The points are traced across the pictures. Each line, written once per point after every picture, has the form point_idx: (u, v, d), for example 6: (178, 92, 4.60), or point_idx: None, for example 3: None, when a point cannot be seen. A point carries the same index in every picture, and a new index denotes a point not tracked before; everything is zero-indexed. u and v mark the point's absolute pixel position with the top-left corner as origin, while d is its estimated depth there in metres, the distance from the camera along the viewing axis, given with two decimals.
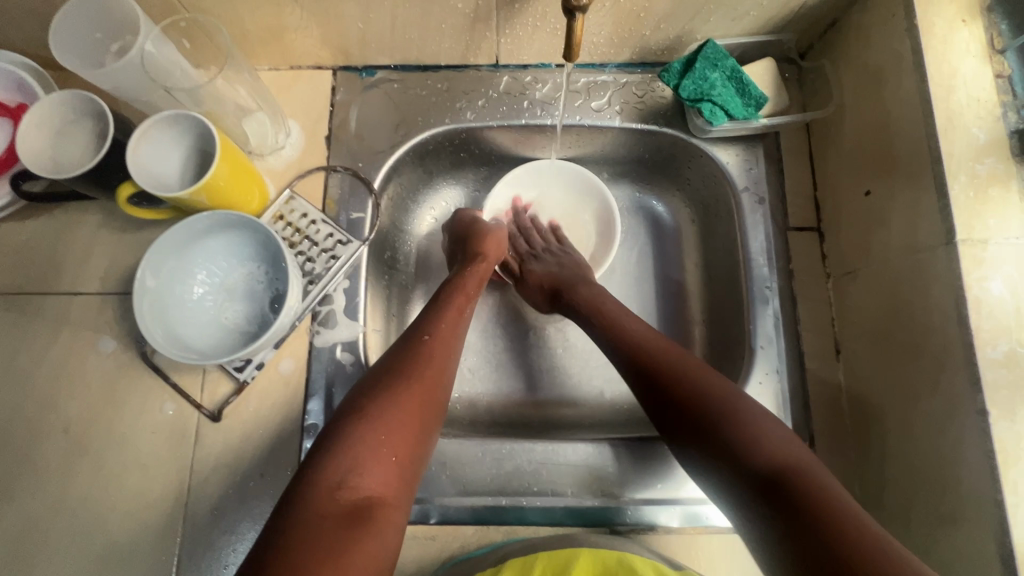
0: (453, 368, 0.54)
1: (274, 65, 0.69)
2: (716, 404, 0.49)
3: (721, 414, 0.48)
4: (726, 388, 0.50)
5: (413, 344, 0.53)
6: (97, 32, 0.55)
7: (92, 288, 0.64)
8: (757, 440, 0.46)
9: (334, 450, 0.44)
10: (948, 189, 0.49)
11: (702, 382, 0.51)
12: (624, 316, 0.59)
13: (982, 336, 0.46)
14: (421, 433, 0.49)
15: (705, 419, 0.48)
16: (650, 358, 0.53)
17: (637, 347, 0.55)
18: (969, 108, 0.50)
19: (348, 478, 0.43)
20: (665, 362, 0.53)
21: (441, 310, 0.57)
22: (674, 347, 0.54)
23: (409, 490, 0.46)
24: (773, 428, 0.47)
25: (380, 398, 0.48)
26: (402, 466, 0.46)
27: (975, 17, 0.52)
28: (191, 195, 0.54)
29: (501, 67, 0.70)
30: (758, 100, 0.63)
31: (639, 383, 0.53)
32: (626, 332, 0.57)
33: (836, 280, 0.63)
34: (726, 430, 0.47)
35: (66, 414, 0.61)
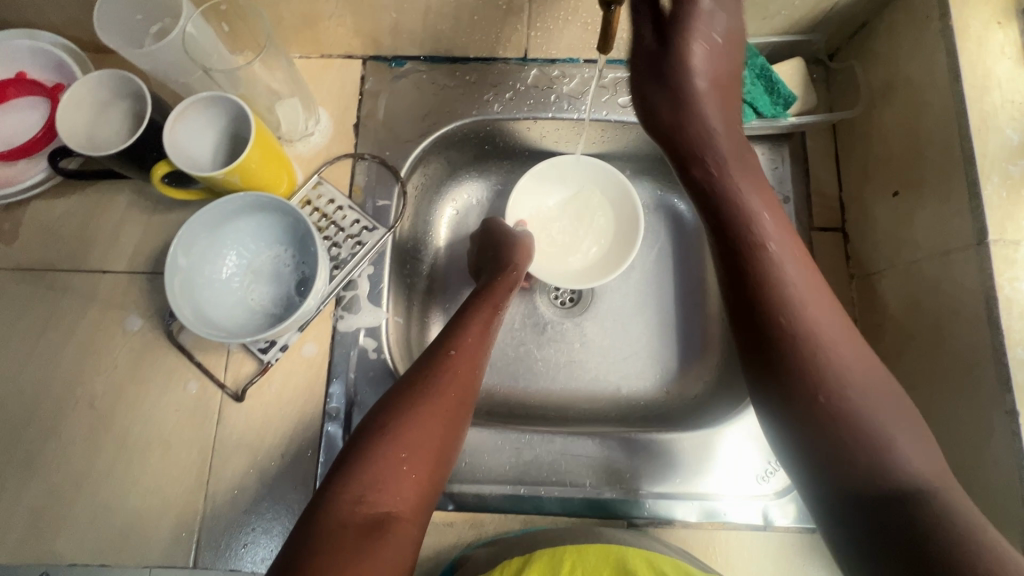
0: (478, 383, 0.55)
1: (305, 54, 0.70)
2: (867, 406, 0.42)
3: (866, 419, 0.42)
4: (874, 384, 0.43)
5: (439, 359, 0.54)
6: (137, 15, 0.56)
7: (121, 267, 0.65)
8: (901, 457, 0.40)
9: (355, 463, 0.46)
10: (980, 190, 0.49)
11: (854, 372, 0.43)
12: (782, 252, 0.48)
13: (1013, 337, 0.46)
14: (443, 448, 0.49)
15: (850, 422, 0.41)
16: (799, 322, 0.44)
17: (792, 297, 0.45)
18: (1004, 109, 0.50)
19: (368, 493, 0.44)
20: (814, 332, 0.44)
21: (467, 325, 0.57)
22: (827, 316, 0.45)
23: (428, 504, 0.47)
24: (920, 445, 0.41)
25: (402, 413, 0.49)
26: (422, 481, 0.47)
27: (1010, 19, 0.52)
28: (224, 175, 0.55)
29: (530, 61, 0.70)
30: (788, 98, 0.63)
31: (781, 340, 0.44)
32: (780, 276, 0.46)
33: (861, 280, 0.63)
34: (869, 436, 0.41)
35: (92, 389, 0.62)
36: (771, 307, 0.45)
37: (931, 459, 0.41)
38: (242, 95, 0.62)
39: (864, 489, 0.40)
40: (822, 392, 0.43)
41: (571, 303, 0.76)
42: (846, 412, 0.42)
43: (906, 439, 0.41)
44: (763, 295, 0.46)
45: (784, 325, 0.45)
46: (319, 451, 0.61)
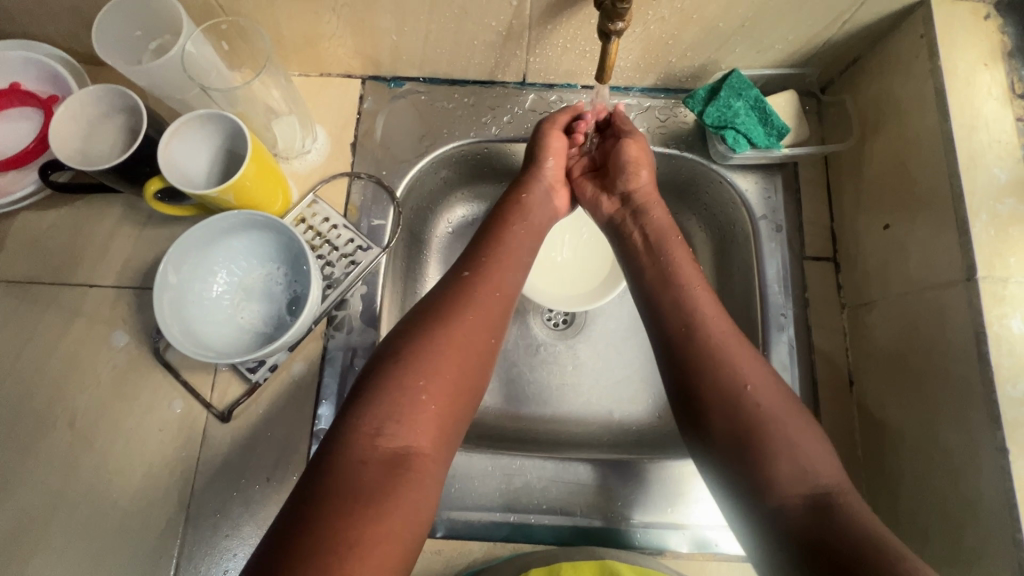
0: (502, 303, 0.53)
1: (305, 72, 0.70)
2: (765, 400, 0.47)
3: (768, 419, 0.46)
4: (773, 387, 0.48)
5: (453, 283, 0.53)
6: (137, 31, 0.56)
7: (109, 281, 0.64)
8: (799, 452, 0.44)
9: (372, 396, 0.45)
10: (969, 227, 0.50)
11: (755, 376, 0.48)
12: (692, 277, 0.55)
13: (1003, 373, 0.47)
14: (466, 373, 0.48)
15: (752, 418, 0.46)
16: (704, 335, 0.50)
17: (697, 313, 0.52)
18: (991, 149, 0.51)
19: (386, 425, 0.43)
20: (720, 340, 0.50)
21: (488, 247, 0.56)
22: (732, 332, 0.51)
23: (450, 442, 0.46)
24: (817, 441, 0.46)
25: (417, 342, 0.48)
26: (442, 414, 0.46)
27: (997, 61, 0.54)
28: (219, 193, 0.55)
29: (528, 85, 0.71)
30: (781, 130, 0.64)
31: (688, 348, 0.50)
32: (686, 293, 0.54)
33: (852, 310, 0.63)
34: (771, 432, 0.45)
35: (73, 407, 0.60)
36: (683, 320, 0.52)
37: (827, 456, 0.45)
38: (240, 112, 0.61)
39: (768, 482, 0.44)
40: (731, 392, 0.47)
41: (565, 325, 0.76)
42: (752, 413, 0.46)
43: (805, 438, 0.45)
44: (672, 313, 0.53)
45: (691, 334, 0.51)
46: None
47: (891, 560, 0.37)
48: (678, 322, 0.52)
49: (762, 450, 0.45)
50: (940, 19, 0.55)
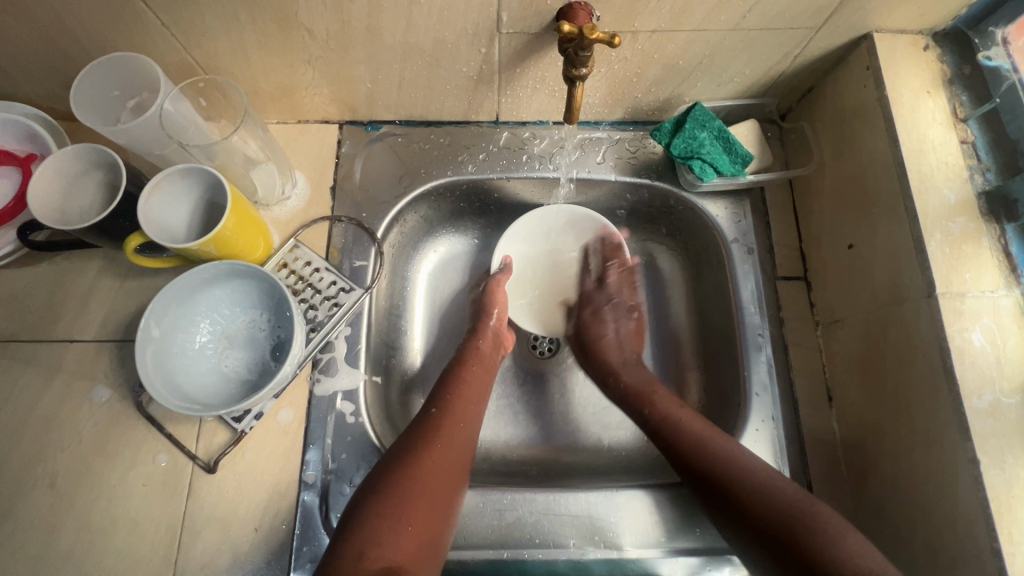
0: (467, 433, 0.57)
1: (283, 119, 0.72)
2: (785, 492, 0.52)
3: (791, 510, 0.51)
4: (785, 486, 0.53)
5: (422, 420, 0.57)
6: (114, 91, 0.57)
7: (89, 335, 0.64)
8: (829, 543, 0.48)
9: (354, 531, 0.47)
10: (926, 246, 0.52)
11: (766, 480, 0.53)
12: (672, 405, 0.62)
13: (968, 386, 0.48)
14: (442, 493, 0.52)
15: (781, 527, 0.50)
16: (719, 462, 0.55)
17: (707, 449, 0.57)
18: (939, 172, 0.54)
19: (370, 547, 0.46)
20: (742, 475, 0.54)
21: (450, 384, 0.61)
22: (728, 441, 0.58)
23: (433, 553, 0.49)
24: (846, 523, 0.50)
25: (396, 474, 0.51)
26: (422, 531, 0.49)
27: (938, 88, 0.58)
28: (199, 245, 0.55)
29: (501, 124, 0.73)
30: (745, 158, 0.67)
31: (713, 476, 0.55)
32: (679, 424, 0.60)
33: (825, 327, 0.65)
34: (798, 532, 0.49)
35: (53, 466, 0.59)
36: (699, 458, 0.57)
37: (859, 542, 0.48)
38: (219, 165, 0.62)
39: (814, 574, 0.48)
40: (757, 497, 0.52)
41: (550, 353, 0.77)
42: (771, 503, 0.52)
43: (829, 524, 0.49)
44: (679, 444, 0.58)
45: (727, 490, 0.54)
46: (295, 522, 0.59)
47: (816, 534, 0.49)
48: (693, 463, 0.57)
49: (805, 556, 0.48)
50: (883, 51, 0.58)
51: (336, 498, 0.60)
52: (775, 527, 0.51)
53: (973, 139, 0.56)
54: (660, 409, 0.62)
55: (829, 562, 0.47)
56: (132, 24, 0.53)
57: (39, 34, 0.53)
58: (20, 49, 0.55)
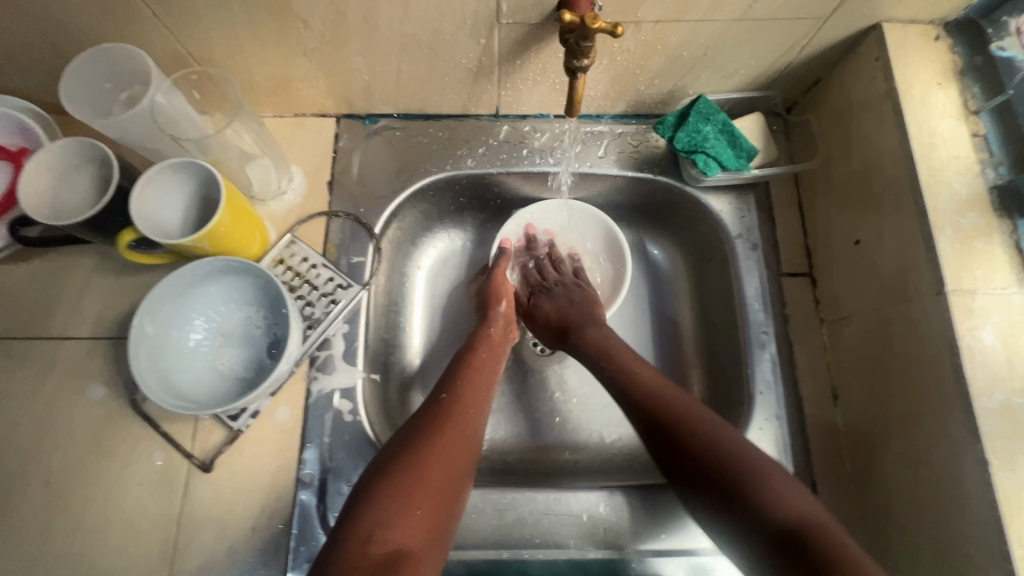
0: (477, 419, 0.56)
1: (279, 113, 0.71)
2: (729, 443, 0.49)
3: (731, 457, 0.48)
4: (735, 435, 0.50)
5: (431, 407, 0.55)
6: (106, 83, 0.56)
7: (84, 333, 0.63)
8: (766, 491, 0.45)
9: (361, 514, 0.45)
10: (935, 242, 0.51)
11: (714, 424, 0.51)
12: (630, 360, 0.59)
13: (978, 385, 0.47)
14: (453, 475, 0.50)
15: (722, 471, 0.47)
16: (672, 409, 0.52)
17: (658, 397, 0.54)
18: (949, 167, 0.53)
19: (378, 530, 0.43)
20: (690, 421, 0.51)
21: (459, 371, 0.60)
22: (680, 393, 0.55)
23: (442, 541, 0.46)
24: (782, 475, 0.47)
25: (406, 457, 0.49)
26: (430, 516, 0.46)
27: (949, 80, 0.56)
28: (193, 242, 0.54)
29: (501, 117, 0.72)
30: (749, 152, 0.65)
31: (661, 423, 0.52)
32: (633, 374, 0.57)
33: (830, 324, 0.64)
34: (739, 479, 0.46)
35: (48, 466, 0.58)
36: (651, 407, 0.53)
37: (794, 491, 0.45)
38: (213, 159, 0.61)
39: (752, 520, 0.44)
40: (696, 443, 0.49)
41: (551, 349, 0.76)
42: (718, 449, 0.48)
43: (772, 474, 0.46)
44: (636, 394, 0.55)
45: (675, 436, 0.51)
46: (291, 522, 0.58)
47: (749, 480, 0.46)
48: (642, 411, 0.54)
49: (744, 504, 0.45)
50: (892, 42, 0.57)
51: (333, 498, 0.59)
52: (719, 476, 0.47)
53: (984, 133, 0.55)
54: (619, 362, 0.59)
55: (768, 511, 0.44)
56: (124, 15, 0.52)
57: (27, 25, 0.52)
58: (9, 41, 0.54)
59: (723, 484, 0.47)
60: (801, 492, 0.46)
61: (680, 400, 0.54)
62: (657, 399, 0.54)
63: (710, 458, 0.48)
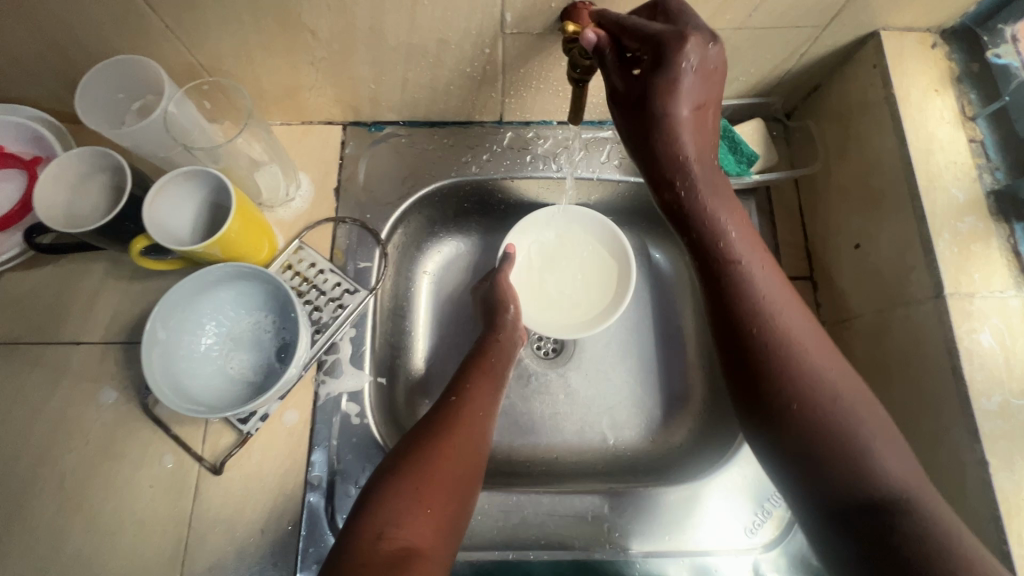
0: (485, 421, 0.57)
1: (286, 120, 0.72)
2: (829, 397, 0.44)
3: (838, 411, 0.44)
4: (848, 384, 0.45)
5: (441, 408, 0.56)
6: (119, 93, 0.57)
7: (96, 338, 0.64)
8: (871, 463, 0.42)
9: (371, 512, 0.46)
10: (934, 246, 0.52)
11: (824, 364, 0.46)
12: (760, 271, 0.49)
13: (977, 387, 0.48)
14: (461, 476, 0.51)
15: (827, 428, 0.44)
16: (775, 340, 0.46)
17: (774, 320, 0.47)
18: (947, 172, 0.54)
19: (389, 527, 0.45)
20: (797, 350, 0.46)
21: (468, 374, 0.61)
22: (791, 318, 0.48)
23: (450, 539, 0.48)
24: (895, 449, 0.43)
25: (416, 457, 0.50)
26: (439, 514, 0.48)
27: (947, 87, 0.57)
28: (204, 248, 0.55)
29: (505, 124, 0.73)
30: (750, 158, 0.66)
31: (753, 353, 0.47)
32: (756, 295, 0.48)
33: (830, 327, 0.65)
34: (851, 443, 0.43)
35: (61, 468, 0.59)
36: (754, 337, 0.47)
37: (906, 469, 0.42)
38: (223, 167, 0.62)
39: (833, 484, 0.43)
40: (794, 396, 0.45)
41: (554, 353, 0.76)
42: (815, 392, 0.45)
43: (878, 436, 0.43)
44: (757, 330, 0.47)
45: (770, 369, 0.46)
46: (300, 524, 0.59)
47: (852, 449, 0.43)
48: (742, 330, 0.47)
49: (838, 471, 0.43)
50: (890, 50, 0.58)
51: (341, 499, 0.60)
52: (820, 438, 0.44)
53: (981, 138, 0.56)
54: (738, 282, 0.49)
55: (866, 481, 0.42)
56: (137, 27, 0.53)
57: (43, 36, 0.54)
58: (24, 52, 0.55)
59: (823, 443, 0.44)
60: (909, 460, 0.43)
61: (791, 341, 0.46)
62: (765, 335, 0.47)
63: (810, 419, 0.44)
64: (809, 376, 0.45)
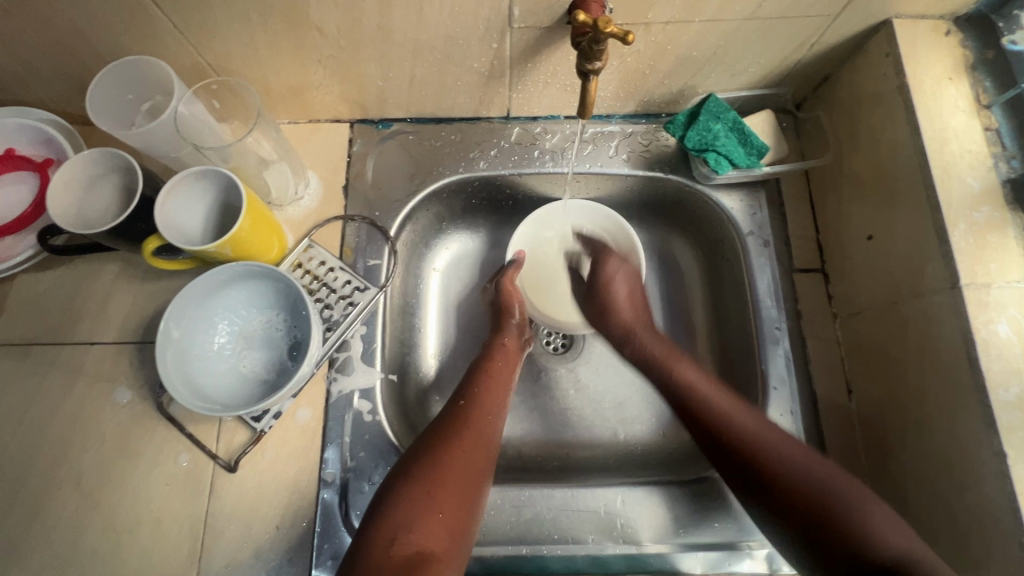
0: (495, 424, 0.57)
1: (294, 119, 0.72)
2: (810, 480, 0.49)
3: (823, 488, 0.49)
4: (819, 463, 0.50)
5: (451, 411, 0.57)
6: (129, 94, 0.58)
7: (110, 338, 0.64)
8: (871, 531, 0.46)
9: (384, 517, 0.46)
10: (949, 236, 0.51)
11: (799, 453, 0.51)
12: (705, 380, 0.59)
13: (994, 378, 0.48)
14: (472, 479, 0.51)
15: (818, 504, 0.48)
16: (741, 432, 0.53)
17: (726, 410, 0.55)
18: (962, 160, 0.53)
19: (401, 533, 0.45)
20: (766, 443, 0.52)
21: (477, 376, 0.61)
22: (747, 412, 0.55)
23: (464, 542, 0.48)
24: (884, 516, 0.47)
25: (427, 461, 0.50)
26: (451, 518, 0.48)
27: (961, 74, 0.57)
28: (216, 248, 0.56)
29: (512, 119, 0.73)
30: (760, 149, 0.66)
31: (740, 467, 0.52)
32: (711, 399, 0.57)
33: (843, 319, 0.64)
34: (844, 512, 0.47)
35: (78, 467, 0.60)
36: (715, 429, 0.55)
37: (898, 529, 0.46)
38: (233, 167, 0.62)
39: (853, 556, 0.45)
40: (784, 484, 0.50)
41: (564, 348, 0.77)
42: (799, 476, 0.49)
43: (864, 503, 0.48)
44: (732, 437, 0.54)
45: (754, 462, 0.52)
46: (315, 521, 0.59)
47: (849, 519, 0.47)
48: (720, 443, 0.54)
49: (847, 544, 0.45)
50: (902, 37, 0.57)
51: (355, 496, 0.60)
52: (825, 515, 0.47)
53: (996, 126, 0.55)
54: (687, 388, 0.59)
55: (868, 547, 0.45)
56: (146, 28, 0.54)
57: (53, 39, 0.54)
58: (33, 54, 0.56)
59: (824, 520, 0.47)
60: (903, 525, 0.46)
61: (757, 434, 0.53)
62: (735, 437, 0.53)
63: (809, 504, 0.48)
64: (785, 467, 0.50)
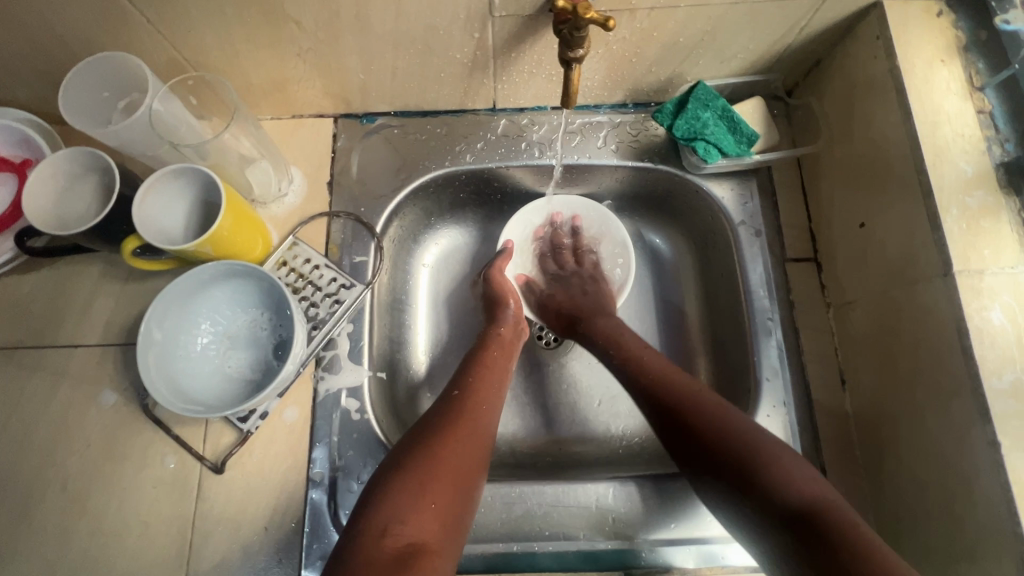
0: (490, 414, 0.56)
1: (277, 115, 0.71)
2: (729, 429, 0.51)
3: (746, 443, 0.50)
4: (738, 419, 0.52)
5: (445, 402, 0.56)
6: (104, 92, 0.56)
7: (94, 340, 0.64)
8: (783, 479, 0.47)
9: (375, 510, 0.45)
10: (941, 222, 0.50)
11: (719, 409, 0.53)
12: (644, 348, 0.61)
13: (988, 367, 0.46)
14: (467, 470, 0.50)
15: (731, 451, 0.50)
16: (669, 390, 0.55)
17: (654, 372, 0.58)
18: (955, 145, 0.52)
19: (393, 524, 0.44)
20: (692, 396, 0.54)
21: (472, 367, 0.60)
22: (677, 371, 0.57)
23: (457, 534, 0.47)
24: (801, 466, 0.48)
25: (420, 452, 0.50)
26: (444, 509, 0.47)
27: (953, 56, 0.55)
28: (196, 246, 0.55)
29: (499, 111, 0.71)
30: (751, 137, 0.65)
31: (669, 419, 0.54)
32: (645, 364, 0.59)
33: (837, 309, 0.64)
34: (755, 461, 0.49)
35: (64, 471, 0.59)
36: (648, 386, 0.57)
37: (808, 476, 0.47)
38: (213, 164, 0.61)
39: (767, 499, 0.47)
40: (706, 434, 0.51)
41: (556, 343, 0.76)
42: (721, 430, 0.51)
43: (778, 454, 0.49)
44: (660, 395, 0.56)
45: (679, 417, 0.53)
46: (303, 521, 0.59)
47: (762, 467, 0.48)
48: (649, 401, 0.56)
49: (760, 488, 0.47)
50: (894, 19, 0.55)
51: (344, 496, 0.60)
52: (744, 462, 0.49)
53: (990, 109, 0.54)
54: (621, 347, 0.62)
55: (783, 493, 0.46)
56: (117, 23, 0.52)
57: (24, 36, 0.53)
58: (6, 53, 0.55)
59: (745, 469, 0.49)
60: (814, 475, 0.48)
61: (684, 388, 0.55)
62: (662, 392, 0.56)
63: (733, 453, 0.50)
64: (711, 419, 0.52)
